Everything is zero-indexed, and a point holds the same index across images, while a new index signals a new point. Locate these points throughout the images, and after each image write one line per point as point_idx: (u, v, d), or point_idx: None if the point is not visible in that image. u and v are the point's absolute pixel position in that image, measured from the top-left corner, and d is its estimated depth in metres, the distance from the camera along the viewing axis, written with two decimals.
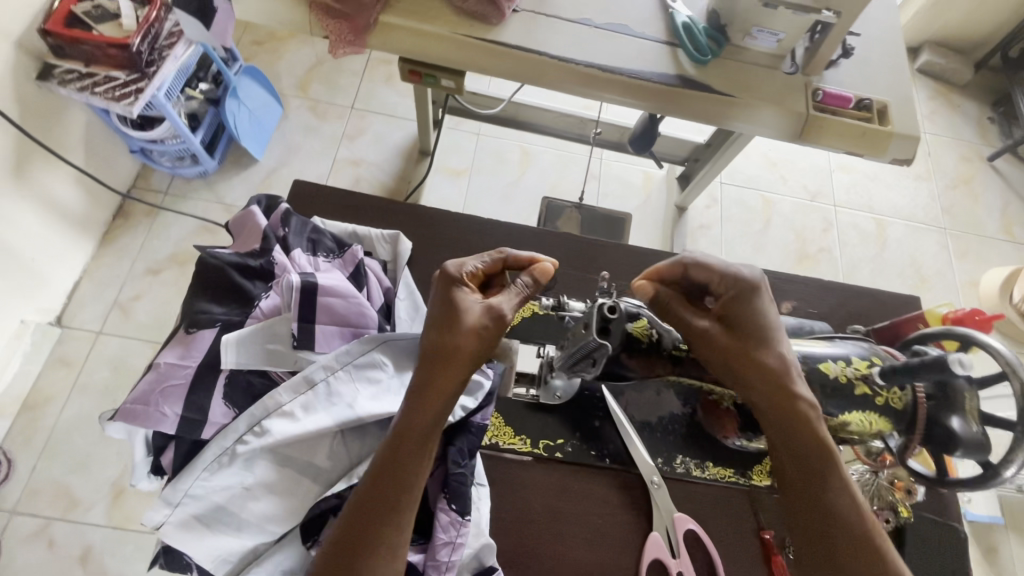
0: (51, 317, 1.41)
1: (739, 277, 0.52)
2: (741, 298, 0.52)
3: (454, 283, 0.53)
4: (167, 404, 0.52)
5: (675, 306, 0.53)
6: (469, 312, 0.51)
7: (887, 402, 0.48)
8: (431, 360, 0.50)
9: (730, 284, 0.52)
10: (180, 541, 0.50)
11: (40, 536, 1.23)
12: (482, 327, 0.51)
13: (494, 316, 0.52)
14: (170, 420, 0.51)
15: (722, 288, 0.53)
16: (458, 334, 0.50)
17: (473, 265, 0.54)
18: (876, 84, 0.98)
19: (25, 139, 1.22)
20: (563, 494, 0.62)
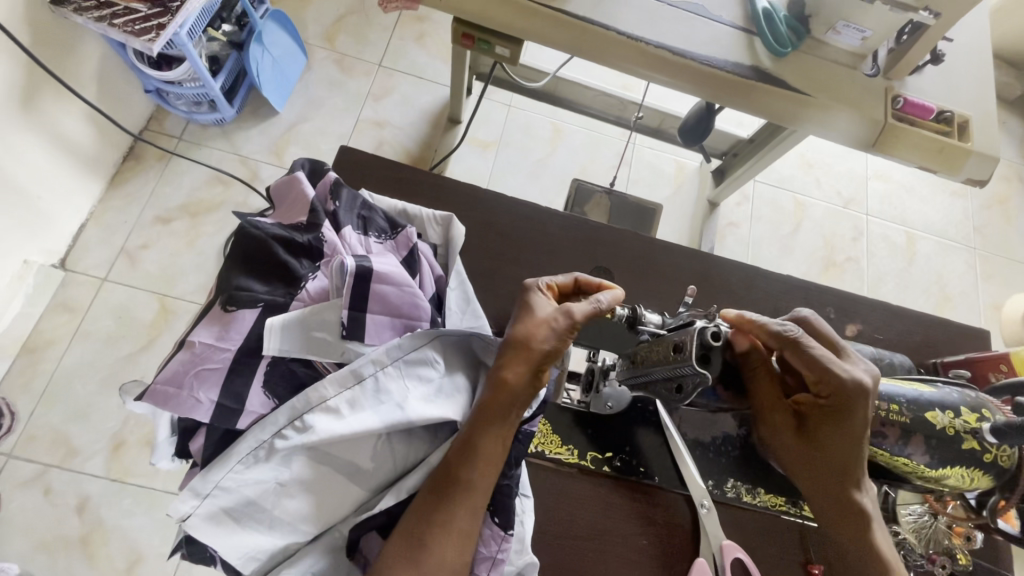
0: (55, 259, 1.35)
1: (846, 387, 0.44)
2: (832, 405, 0.45)
3: (531, 289, 0.54)
4: (202, 389, 0.47)
5: (756, 381, 0.48)
6: (541, 311, 0.52)
7: (996, 460, 0.44)
8: (509, 357, 0.50)
9: (829, 391, 0.45)
10: (205, 538, 0.46)
11: (35, 482, 1.20)
12: (554, 320, 0.51)
13: (565, 313, 0.51)
14: (204, 407, 0.46)
15: (818, 389, 0.46)
16: (529, 322, 0.51)
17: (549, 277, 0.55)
18: (959, 96, 0.92)
19: (35, 68, 1.13)
20: (607, 511, 0.59)
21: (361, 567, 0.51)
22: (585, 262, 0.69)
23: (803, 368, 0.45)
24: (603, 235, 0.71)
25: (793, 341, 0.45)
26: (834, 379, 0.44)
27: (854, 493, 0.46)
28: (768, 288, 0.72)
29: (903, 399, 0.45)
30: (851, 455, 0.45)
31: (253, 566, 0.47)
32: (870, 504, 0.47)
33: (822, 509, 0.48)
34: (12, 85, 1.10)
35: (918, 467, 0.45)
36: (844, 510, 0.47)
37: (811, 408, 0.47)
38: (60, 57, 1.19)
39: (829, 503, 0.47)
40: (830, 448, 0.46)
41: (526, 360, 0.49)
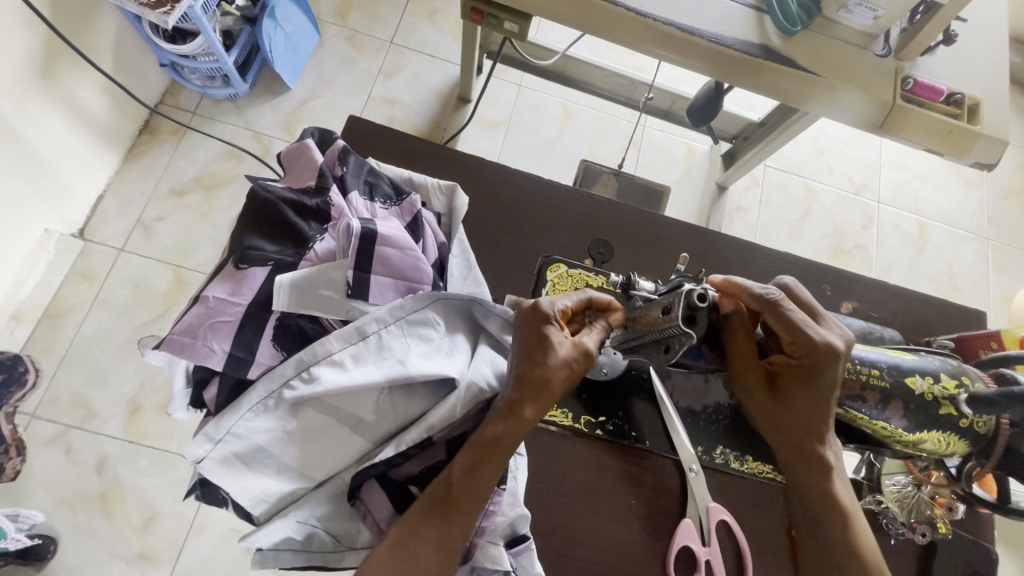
0: (74, 229, 1.39)
1: (815, 344, 0.46)
2: (805, 365, 0.47)
3: (545, 320, 0.51)
4: (215, 339, 0.50)
5: (736, 342, 0.49)
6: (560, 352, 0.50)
7: (971, 425, 0.46)
8: (525, 393, 0.50)
9: (802, 352, 0.47)
10: (218, 479, 0.49)
11: (57, 441, 1.25)
12: (573, 364, 0.50)
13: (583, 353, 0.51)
14: (217, 356, 0.49)
15: (791, 349, 0.48)
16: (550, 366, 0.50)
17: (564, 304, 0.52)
18: (971, 78, 0.91)
19: (54, 39, 1.16)
20: (599, 472, 0.61)
21: (362, 517, 0.52)
22: (586, 235, 0.70)
23: (781, 330, 0.47)
24: (604, 209, 0.72)
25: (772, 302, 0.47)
26: (807, 341, 0.46)
27: (818, 446, 0.48)
28: (765, 265, 0.73)
29: (885, 365, 0.47)
30: (813, 416, 0.47)
31: (261, 508, 0.50)
32: (832, 457, 0.49)
33: (787, 462, 0.50)
34: (32, 56, 1.13)
35: (897, 430, 0.47)
36: (809, 463, 0.48)
37: (784, 367, 0.48)
38: (79, 29, 1.21)
39: (794, 456, 0.49)
40: (803, 409, 0.47)
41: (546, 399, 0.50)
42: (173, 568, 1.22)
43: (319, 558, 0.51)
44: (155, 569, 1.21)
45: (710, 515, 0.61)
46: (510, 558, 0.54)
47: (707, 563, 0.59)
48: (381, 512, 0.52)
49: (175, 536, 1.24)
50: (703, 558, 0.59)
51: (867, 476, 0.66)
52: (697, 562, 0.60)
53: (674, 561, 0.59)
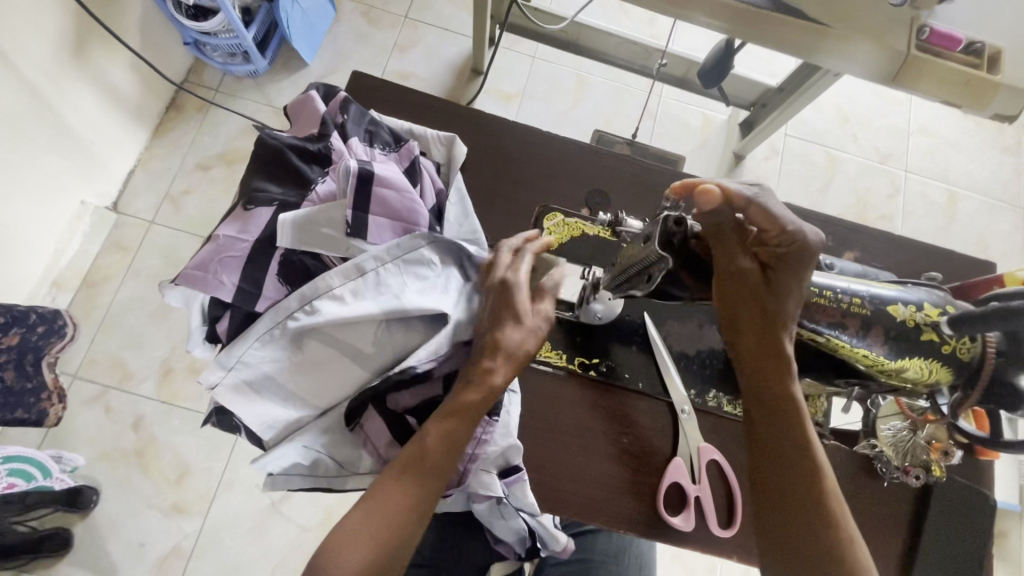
0: (108, 202, 1.46)
1: (796, 248, 0.46)
2: (795, 259, 0.47)
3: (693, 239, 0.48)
4: (224, 273, 0.54)
5: (729, 237, 0.47)
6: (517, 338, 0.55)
7: (954, 351, 0.46)
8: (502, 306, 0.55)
9: (785, 242, 0.46)
10: (230, 404, 0.53)
11: (98, 400, 1.34)
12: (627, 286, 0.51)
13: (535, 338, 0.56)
14: (227, 288, 0.53)
15: (775, 239, 0.47)
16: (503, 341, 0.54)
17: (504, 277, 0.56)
18: (993, 26, 0.87)
19: (85, 18, 1.22)
20: (593, 411, 0.64)
21: (362, 443, 0.57)
22: (585, 184, 0.71)
23: (761, 222, 0.46)
24: (603, 159, 0.73)
25: (751, 202, 0.46)
26: (790, 227, 0.46)
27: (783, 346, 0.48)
28: None
29: (866, 294, 0.48)
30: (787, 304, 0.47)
31: (270, 434, 0.55)
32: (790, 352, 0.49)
33: (746, 354, 0.49)
34: (64, 34, 1.19)
35: (878, 359, 0.47)
36: (775, 361, 0.48)
37: (769, 262, 0.47)
38: (107, 7, 1.27)
39: (757, 348, 0.49)
40: (769, 311, 0.47)
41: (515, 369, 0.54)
42: (205, 519, 1.30)
43: (324, 479, 0.56)
44: (188, 520, 1.30)
45: (700, 453, 0.62)
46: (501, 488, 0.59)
47: (696, 498, 0.61)
48: (378, 438, 0.56)
49: (206, 490, 1.32)
50: (692, 494, 0.61)
51: (864, 422, 0.66)
52: (686, 498, 0.61)
53: (664, 497, 0.61)
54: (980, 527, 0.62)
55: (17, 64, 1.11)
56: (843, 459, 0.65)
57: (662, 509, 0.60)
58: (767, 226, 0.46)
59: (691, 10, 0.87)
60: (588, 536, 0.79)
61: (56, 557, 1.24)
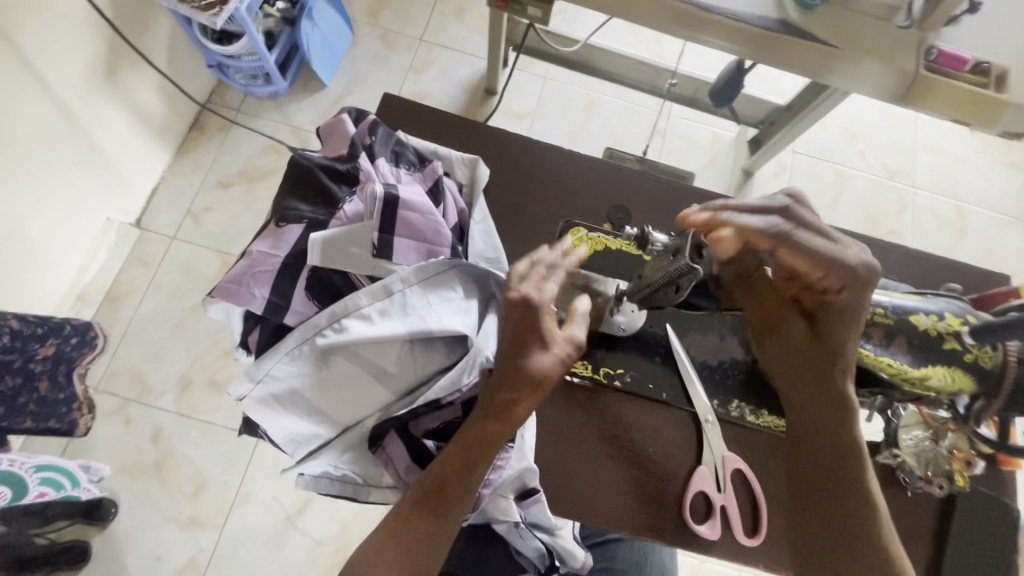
0: (132, 218, 1.50)
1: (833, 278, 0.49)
2: (834, 291, 0.49)
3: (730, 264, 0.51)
4: (257, 286, 0.55)
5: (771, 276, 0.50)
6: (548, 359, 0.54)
7: (976, 358, 0.47)
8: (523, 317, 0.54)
9: (825, 274, 0.49)
10: (257, 416, 0.55)
11: (118, 413, 1.36)
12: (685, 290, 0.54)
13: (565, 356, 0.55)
14: (258, 301, 0.55)
15: (819, 272, 0.49)
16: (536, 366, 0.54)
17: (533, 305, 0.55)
18: (997, 46, 0.90)
19: (117, 43, 1.27)
20: (618, 421, 0.65)
21: (384, 463, 0.58)
22: (604, 201, 0.74)
23: (799, 256, 0.49)
24: (622, 177, 0.75)
25: (786, 235, 0.48)
26: (829, 258, 0.48)
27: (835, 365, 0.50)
28: None
29: (889, 304, 0.49)
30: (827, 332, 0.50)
31: (294, 447, 0.57)
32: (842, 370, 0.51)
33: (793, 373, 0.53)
34: (97, 58, 1.24)
35: (901, 367, 0.49)
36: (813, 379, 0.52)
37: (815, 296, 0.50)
38: (138, 33, 1.32)
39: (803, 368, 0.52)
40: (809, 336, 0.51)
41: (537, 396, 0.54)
42: (221, 533, 1.31)
43: (350, 489, 0.58)
44: (205, 533, 1.30)
45: (725, 463, 0.63)
46: (518, 511, 0.60)
47: (722, 508, 0.62)
48: (399, 461, 0.57)
49: (223, 503, 1.33)
50: (716, 504, 0.62)
51: (885, 432, 0.66)
52: (711, 507, 0.62)
53: (690, 505, 0.62)
54: (1005, 538, 0.63)
55: (54, 87, 1.15)
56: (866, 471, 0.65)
57: (689, 516, 0.61)
58: (804, 259, 0.49)
59: (704, 32, 0.90)
60: (611, 545, 0.80)
61: (74, 570, 1.25)
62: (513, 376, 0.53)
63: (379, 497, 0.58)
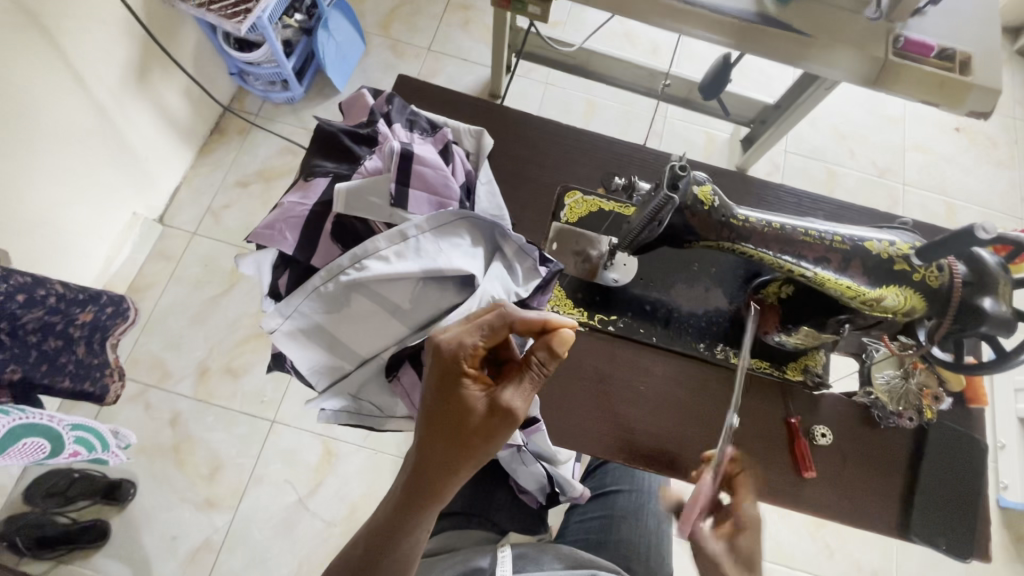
0: (155, 215, 1.59)
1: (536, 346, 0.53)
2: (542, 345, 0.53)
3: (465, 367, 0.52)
4: (288, 231, 0.62)
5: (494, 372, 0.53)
6: (476, 408, 0.51)
7: (923, 277, 0.53)
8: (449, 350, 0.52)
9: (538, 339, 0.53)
10: (286, 348, 0.62)
11: (138, 398, 1.42)
12: (481, 416, 0.51)
13: (503, 407, 0.51)
14: (289, 244, 0.62)
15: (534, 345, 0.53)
16: (464, 424, 0.51)
17: (470, 345, 0.52)
18: (962, 34, 0.98)
19: (149, 49, 1.38)
20: (612, 362, 0.71)
21: (399, 393, 0.64)
22: (598, 169, 0.81)
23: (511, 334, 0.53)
24: (615, 148, 0.83)
25: None
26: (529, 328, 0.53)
27: None
28: (763, 196, 0.80)
29: (846, 233, 0.54)
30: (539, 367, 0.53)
31: (318, 377, 0.64)
32: None
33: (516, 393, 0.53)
34: (131, 63, 1.34)
35: (861, 290, 0.54)
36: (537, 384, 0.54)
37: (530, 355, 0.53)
38: (168, 40, 1.42)
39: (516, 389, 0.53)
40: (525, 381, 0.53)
41: (471, 457, 0.51)
42: (235, 514, 1.35)
43: (368, 419, 0.65)
44: (219, 514, 1.35)
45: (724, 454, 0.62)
46: (522, 436, 0.66)
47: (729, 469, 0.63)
48: (412, 390, 0.63)
49: (237, 485, 1.37)
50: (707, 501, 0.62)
51: (860, 371, 0.72)
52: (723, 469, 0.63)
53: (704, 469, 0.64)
54: (972, 466, 0.68)
55: (91, 89, 1.25)
56: (842, 405, 0.71)
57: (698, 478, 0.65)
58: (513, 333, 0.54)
59: (690, 25, 0.99)
60: (610, 496, 0.84)
61: (93, 548, 1.29)
62: (443, 411, 0.51)
63: (395, 426, 0.65)
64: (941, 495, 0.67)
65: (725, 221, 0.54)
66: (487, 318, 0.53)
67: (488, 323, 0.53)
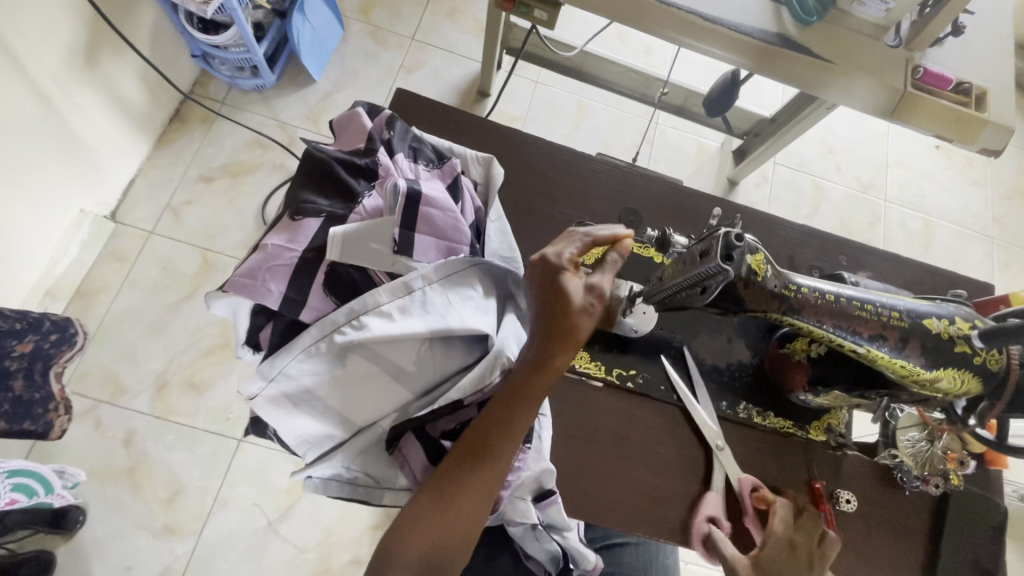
0: (106, 212, 1.41)
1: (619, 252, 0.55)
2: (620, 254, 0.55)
3: (558, 269, 0.52)
4: (273, 280, 0.53)
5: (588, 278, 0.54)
6: (576, 300, 0.52)
7: (984, 361, 0.49)
8: (544, 263, 0.53)
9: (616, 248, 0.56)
10: (268, 416, 0.53)
11: (87, 416, 1.26)
12: (581, 309, 0.52)
13: (600, 297, 0.53)
14: (274, 296, 0.53)
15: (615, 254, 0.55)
16: (570, 315, 0.51)
17: (570, 252, 0.53)
18: (978, 69, 0.95)
19: (97, 26, 1.21)
20: (630, 422, 0.66)
21: (400, 465, 0.56)
22: (616, 204, 0.74)
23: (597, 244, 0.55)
24: (632, 179, 0.76)
25: None
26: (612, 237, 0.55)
27: None
28: (783, 238, 0.76)
29: (904, 308, 0.51)
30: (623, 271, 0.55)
31: (305, 447, 0.55)
32: None
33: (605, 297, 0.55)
34: (77, 41, 1.18)
35: (914, 369, 0.50)
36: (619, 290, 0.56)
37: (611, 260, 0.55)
38: (120, 17, 1.26)
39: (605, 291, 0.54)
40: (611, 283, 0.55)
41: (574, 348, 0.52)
42: (198, 539, 1.22)
43: (362, 491, 0.56)
44: (180, 542, 1.21)
45: (742, 487, 0.64)
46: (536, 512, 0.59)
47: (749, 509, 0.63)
48: (416, 462, 0.56)
49: (200, 510, 1.24)
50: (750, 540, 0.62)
51: (883, 433, 0.70)
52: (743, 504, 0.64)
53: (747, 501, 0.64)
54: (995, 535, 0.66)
55: (30, 70, 1.09)
56: (866, 469, 0.68)
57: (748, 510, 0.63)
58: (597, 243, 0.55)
59: (705, 42, 0.92)
60: (617, 549, 0.79)
61: None
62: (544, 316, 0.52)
63: (392, 500, 0.57)
64: (964, 565, 0.65)
65: (777, 290, 0.50)
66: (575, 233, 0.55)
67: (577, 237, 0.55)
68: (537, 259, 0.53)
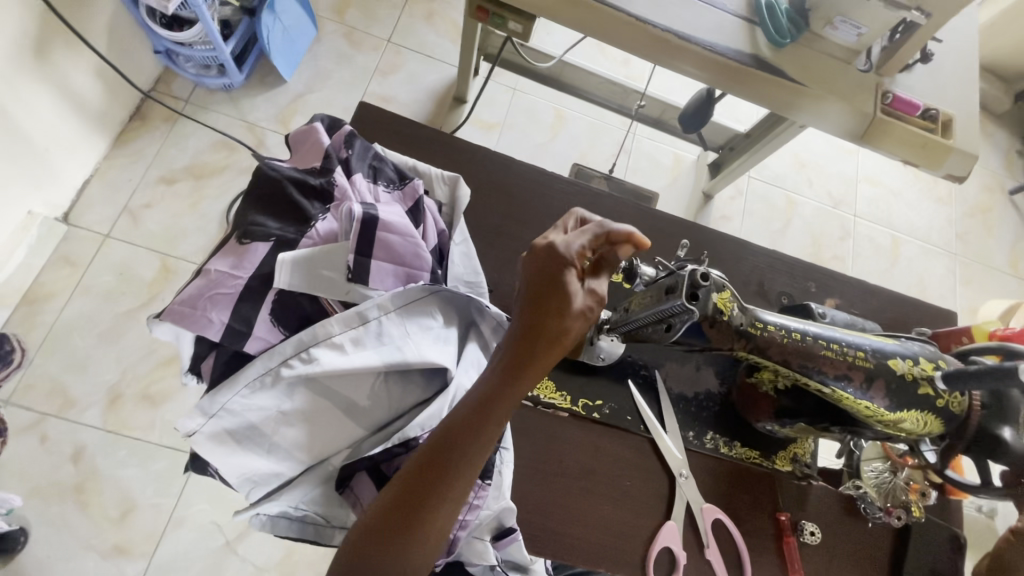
0: (58, 213, 1.32)
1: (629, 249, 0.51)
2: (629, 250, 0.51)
3: (565, 264, 0.49)
4: (214, 310, 0.50)
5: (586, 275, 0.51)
6: (576, 301, 0.49)
7: (946, 404, 0.51)
8: (552, 259, 0.49)
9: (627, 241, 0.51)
10: (209, 454, 0.49)
11: (32, 430, 1.17)
12: (584, 314, 0.49)
13: (597, 302, 0.51)
14: (215, 327, 0.50)
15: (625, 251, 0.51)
16: (568, 321, 0.49)
17: (582, 245, 0.49)
18: (944, 95, 0.96)
19: (48, 19, 1.14)
20: (596, 454, 0.64)
21: (352, 504, 0.52)
22: None
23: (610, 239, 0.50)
24: (603, 201, 0.75)
25: None
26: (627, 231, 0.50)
27: None
28: (753, 264, 0.75)
29: (870, 349, 0.52)
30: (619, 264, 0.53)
31: (249, 487, 0.51)
32: None
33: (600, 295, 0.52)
34: (26, 34, 1.11)
35: (878, 410, 0.52)
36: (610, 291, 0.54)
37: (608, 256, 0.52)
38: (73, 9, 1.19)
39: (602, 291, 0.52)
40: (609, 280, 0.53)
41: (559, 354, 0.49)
42: (150, 561, 1.13)
43: (311, 531, 0.52)
44: (131, 562, 1.12)
45: (703, 517, 0.63)
46: (495, 551, 0.56)
47: (709, 542, 0.62)
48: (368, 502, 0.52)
49: (153, 530, 1.15)
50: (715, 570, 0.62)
51: (848, 463, 0.69)
52: (705, 535, 0.63)
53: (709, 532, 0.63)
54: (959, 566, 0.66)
55: None
56: (831, 500, 0.67)
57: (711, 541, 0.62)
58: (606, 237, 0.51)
59: (677, 60, 0.91)
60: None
61: None
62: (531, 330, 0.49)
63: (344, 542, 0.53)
64: None
65: (745, 327, 0.51)
66: (592, 225, 0.51)
67: (594, 229, 0.51)
68: (546, 248, 0.50)
